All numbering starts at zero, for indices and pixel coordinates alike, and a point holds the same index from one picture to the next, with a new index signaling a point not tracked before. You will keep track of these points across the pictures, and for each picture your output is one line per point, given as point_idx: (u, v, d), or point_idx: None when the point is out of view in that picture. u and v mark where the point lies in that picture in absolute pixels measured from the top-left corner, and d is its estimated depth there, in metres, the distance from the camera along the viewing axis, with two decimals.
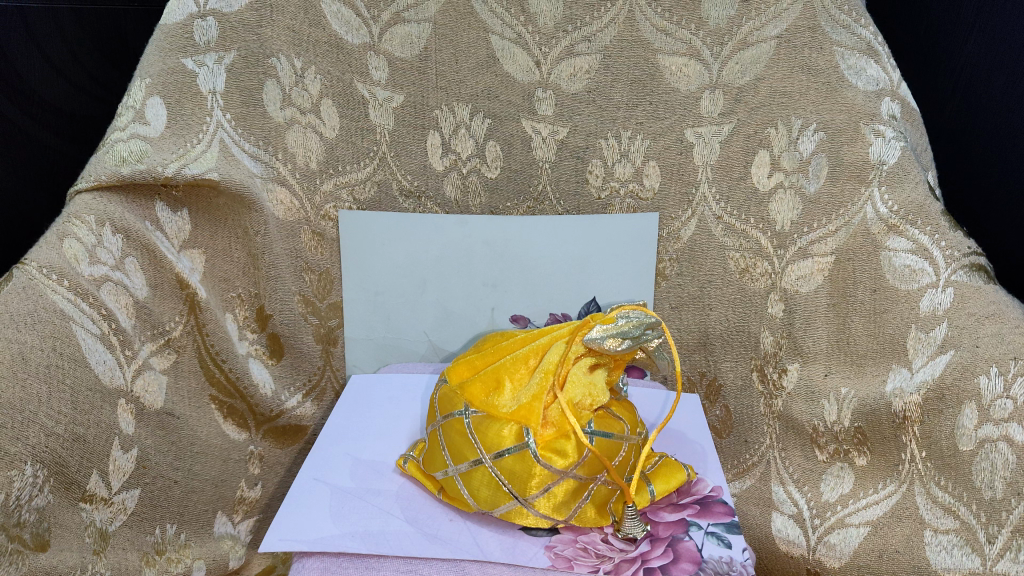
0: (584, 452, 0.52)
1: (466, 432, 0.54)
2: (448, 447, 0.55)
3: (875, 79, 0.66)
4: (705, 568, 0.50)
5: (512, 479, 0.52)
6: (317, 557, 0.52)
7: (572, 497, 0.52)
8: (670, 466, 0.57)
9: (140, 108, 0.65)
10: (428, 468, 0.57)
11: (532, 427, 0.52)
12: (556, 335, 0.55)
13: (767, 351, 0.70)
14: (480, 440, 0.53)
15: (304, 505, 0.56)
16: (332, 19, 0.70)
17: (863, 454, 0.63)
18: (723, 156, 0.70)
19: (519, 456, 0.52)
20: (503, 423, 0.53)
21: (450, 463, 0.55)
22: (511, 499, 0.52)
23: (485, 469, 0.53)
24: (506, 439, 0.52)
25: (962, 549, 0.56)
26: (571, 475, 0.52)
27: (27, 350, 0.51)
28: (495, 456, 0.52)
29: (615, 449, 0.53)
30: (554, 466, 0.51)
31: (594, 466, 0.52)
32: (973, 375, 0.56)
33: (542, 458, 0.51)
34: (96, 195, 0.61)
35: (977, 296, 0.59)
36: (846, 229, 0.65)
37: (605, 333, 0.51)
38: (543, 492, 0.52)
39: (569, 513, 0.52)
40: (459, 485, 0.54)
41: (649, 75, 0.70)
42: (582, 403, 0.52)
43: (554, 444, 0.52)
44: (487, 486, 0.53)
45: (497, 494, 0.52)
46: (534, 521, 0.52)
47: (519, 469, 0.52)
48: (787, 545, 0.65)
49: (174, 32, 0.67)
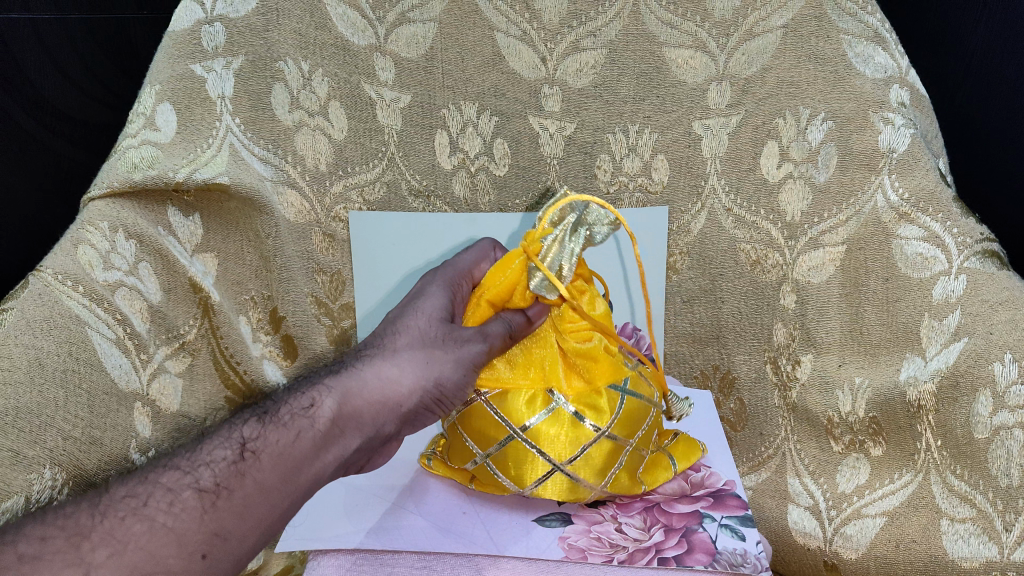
0: (615, 407, 0.54)
1: (489, 410, 0.54)
2: (472, 432, 0.55)
3: (883, 67, 0.65)
4: (719, 559, 0.50)
5: (547, 450, 0.52)
6: (333, 554, 0.51)
7: (611, 460, 0.53)
8: (689, 442, 0.59)
9: (151, 115, 0.67)
10: (455, 461, 0.57)
11: (556, 387, 0.53)
12: (501, 282, 0.53)
13: (780, 343, 0.69)
14: (507, 413, 0.53)
15: (320, 507, 0.55)
16: (338, 21, 0.69)
17: (878, 444, 0.64)
18: (732, 147, 0.69)
19: (551, 421, 0.53)
20: (527, 392, 0.53)
21: (477, 449, 0.55)
22: (548, 469, 0.52)
23: (517, 443, 0.53)
24: (533, 408, 0.53)
25: (978, 537, 0.57)
26: (608, 434, 0.53)
27: (43, 354, 0.53)
28: (525, 429, 0.53)
29: (643, 409, 0.55)
30: (589, 423, 0.53)
31: (625, 424, 0.54)
32: (987, 361, 0.56)
33: (578, 417, 0.53)
34: (109, 202, 0.63)
35: (990, 282, 0.59)
36: (856, 218, 0.65)
37: (548, 276, 0.51)
38: (580, 455, 0.52)
39: (610, 477, 0.53)
40: (491, 469, 0.54)
41: (655, 69, 0.70)
42: (583, 339, 0.53)
43: (582, 404, 0.53)
44: (522, 461, 0.53)
45: (533, 467, 0.53)
46: (577, 492, 0.53)
47: (553, 436, 0.52)
48: (804, 537, 0.64)
49: (182, 39, 0.68)
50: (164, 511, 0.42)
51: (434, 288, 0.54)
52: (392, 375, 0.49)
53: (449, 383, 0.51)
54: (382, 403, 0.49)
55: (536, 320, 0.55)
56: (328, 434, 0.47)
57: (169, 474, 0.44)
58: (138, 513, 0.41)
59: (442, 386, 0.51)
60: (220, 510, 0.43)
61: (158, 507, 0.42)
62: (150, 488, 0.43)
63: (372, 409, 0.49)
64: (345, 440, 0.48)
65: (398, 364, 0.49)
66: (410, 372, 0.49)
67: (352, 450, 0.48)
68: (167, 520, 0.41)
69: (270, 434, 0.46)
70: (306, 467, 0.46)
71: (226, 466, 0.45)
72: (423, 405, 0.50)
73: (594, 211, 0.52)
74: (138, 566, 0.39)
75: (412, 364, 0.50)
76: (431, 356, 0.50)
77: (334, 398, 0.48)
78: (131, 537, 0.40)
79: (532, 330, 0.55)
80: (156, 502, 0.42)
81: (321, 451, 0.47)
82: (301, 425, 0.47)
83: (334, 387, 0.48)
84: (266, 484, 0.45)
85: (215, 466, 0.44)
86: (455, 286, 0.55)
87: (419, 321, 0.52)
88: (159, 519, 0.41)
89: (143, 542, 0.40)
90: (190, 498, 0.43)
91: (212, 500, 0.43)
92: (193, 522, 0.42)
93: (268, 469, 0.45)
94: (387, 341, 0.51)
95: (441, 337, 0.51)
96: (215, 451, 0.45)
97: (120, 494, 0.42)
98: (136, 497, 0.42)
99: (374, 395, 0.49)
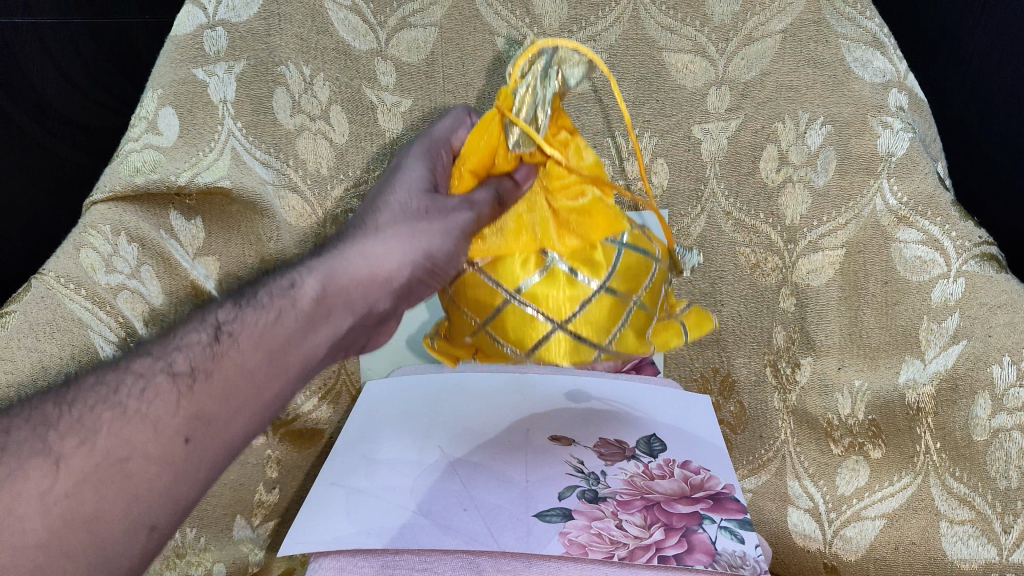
0: (611, 262, 0.57)
1: (486, 279, 0.57)
2: (472, 306, 0.59)
3: (881, 71, 0.66)
4: (718, 561, 0.48)
5: (547, 311, 0.56)
6: (334, 556, 0.49)
7: (610, 316, 0.57)
8: (695, 324, 0.65)
9: (153, 118, 0.67)
10: (459, 332, 0.62)
11: (548, 247, 0.56)
12: (481, 148, 0.53)
13: (779, 346, 0.70)
14: (504, 279, 0.57)
15: (322, 509, 0.53)
16: (338, 26, 0.70)
17: (877, 447, 0.64)
18: (731, 151, 0.70)
19: (548, 281, 0.56)
20: (522, 256, 0.57)
21: (477, 319, 0.59)
22: (547, 327, 0.57)
23: (515, 306, 0.57)
24: (529, 269, 0.56)
25: (977, 539, 0.59)
26: (606, 289, 0.57)
27: (46, 358, 0.54)
28: (523, 290, 0.56)
29: (637, 261, 0.58)
30: (585, 279, 0.56)
31: (620, 276, 0.57)
32: (987, 364, 0.57)
33: (571, 271, 0.56)
34: (112, 205, 0.63)
35: (989, 286, 0.59)
36: (855, 222, 0.65)
37: (524, 130, 0.51)
38: (576, 310, 0.56)
39: (610, 336, 0.58)
40: (492, 337, 0.59)
41: (655, 74, 0.70)
42: (573, 196, 0.57)
43: (577, 260, 0.56)
44: (521, 322, 0.57)
45: (532, 327, 0.57)
46: (580, 353, 0.57)
47: (551, 296, 0.56)
48: (804, 540, 0.67)
49: (184, 43, 0.68)
50: (136, 398, 0.38)
51: (414, 161, 0.53)
52: (378, 253, 0.46)
53: (440, 257, 0.49)
54: (373, 280, 0.45)
55: (524, 184, 0.56)
56: (313, 315, 0.43)
57: (138, 361, 0.40)
58: (107, 401, 0.38)
59: (434, 257, 0.48)
60: (197, 394, 0.39)
61: (128, 395, 0.38)
62: (120, 375, 0.39)
63: (360, 285, 0.45)
64: (334, 321, 0.44)
65: (384, 241, 0.46)
66: (399, 243, 0.47)
67: (342, 330, 0.44)
68: (140, 406, 0.38)
69: (247, 316, 0.42)
70: (293, 347, 0.42)
71: (201, 350, 0.40)
72: (416, 279, 0.48)
73: (563, 53, 0.51)
74: (113, 452, 0.36)
75: (398, 240, 0.47)
76: (416, 229, 0.48)
77: (317, 279, 0.44)
78: (103, 425, 0.37)
79: (520, 194, 0.56)
80: (127, 390, 0.38)
81: (308, 332, 0.43)
82: (281, 304, 0.43)
83: (315, 267, 0.44)
84: (247, 366, 0.41)
85: (190, 351, 0.40)
86: (431, 160, 0.54)
87: (403, 197, 0.50)
88: (131, 406, 0.38)
89: (116, 429, 0.37)
90: (164, 382, 0.39)
91: (187, 383, 0.39)
92: (167, 406, 0.38)
93: (248, 351, 0.41)
94: (370, 220, 0.48)
95: (424, 209, 0.49)
96: (187, 336, 0.41)
97: (89, 383, 0.39)
98: (104, 386, 0.38)
99: (358, 274, 0.45)
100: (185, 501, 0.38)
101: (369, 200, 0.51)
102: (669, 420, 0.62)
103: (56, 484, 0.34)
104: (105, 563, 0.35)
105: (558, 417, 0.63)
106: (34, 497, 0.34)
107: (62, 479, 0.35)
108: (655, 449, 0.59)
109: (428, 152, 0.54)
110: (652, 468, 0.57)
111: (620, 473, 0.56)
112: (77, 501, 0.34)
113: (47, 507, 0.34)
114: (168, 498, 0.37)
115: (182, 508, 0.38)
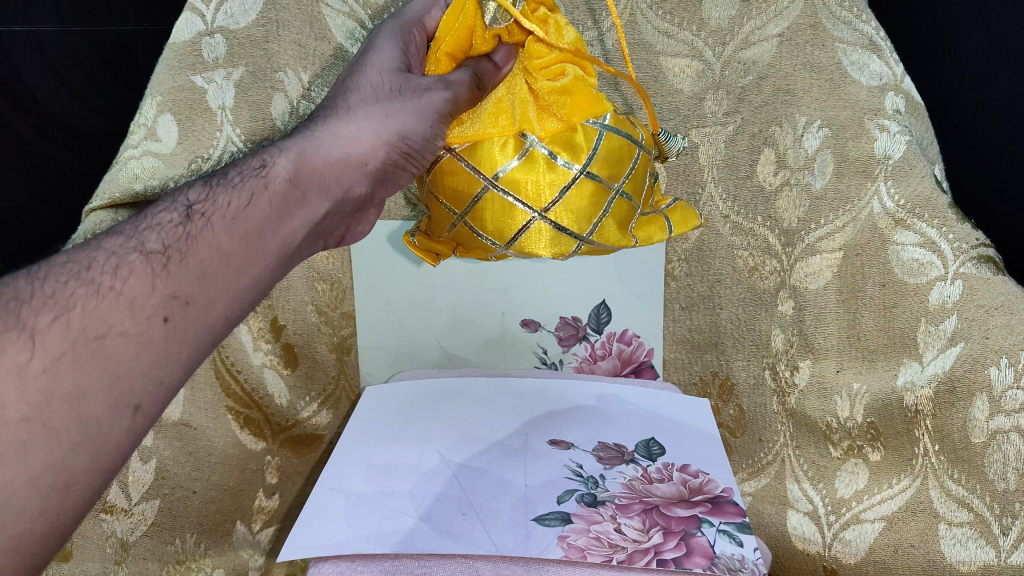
0: (591, 146, 0.54)
1: (464, 167, 0.55)
2: (451, 199, 0.57)
3: (878, 74, 0.65)
4: (717, 564, 0.48)
5: (526, 197, 0.55)
6: (333, 561, 0.49)
7: (591, 201, 0.55)
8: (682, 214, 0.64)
9: (152, 125, 0.67)
10: (439, 231, 0.61)
11: (529, 130, 0.54)
12: (456, 30, 0.53)
13: (779, 349, 0.69)
14: (483, 167, 0.55)
15: (321, 513, 0.53)
16: (337, 31, 0.69)
17: (877, 449, 0.64)
18: (729, 155, 0.70)
19: (526, 165, 0.54)
20: (502, 141, 0.54)
21: (456, 212, 0.58)
22: (528, 216, 0.55)
23: (495, 194, 0.55)
24: (507, 153, 0.54)
25: (976, 540, 0.60)
26: (587, 173, 0.54)
27: None
28: (502, 175, 0.54)
29: (621, 147, 0.56)
30: (565, 164, 0.54)
31: (604, 161, 0.55)
32: (983, 366, 0.58)
33: (553, 157, 0.54)
34: (111, 212, 0.65)
35: (985, 288, 0.59)
36: (853, 225, 0.65)
37: (500, 2, 0.50)
38: (557, 198, 0.54)
39: (589, 224, 0.56)
40: (472, 228, 0.58)
41: (652, 78, 0.70)
42: (554, 75, 0.54)
43: (556, 144, 0.54)
44: (501, 210, 0.55)
45: (513, 215, 0.55)
46: (558, 242, 0.56)
47: (530, 180, 0.54)
48: (804, 543, 0.67)
49: (183, 50, 0.68)
50: (111, 275, 0.38)
51: (388, 40, 0.54)
52: (350, 134, 0.47)
53: (415, 138, 0.50)
54: (345, 163, 0.47)
55: (503, 68, 0.55)
56: (287, 195, 0.44)
57: (112, 240, 0.40)
58: (81, 279, 0.38)
59: (408, 140, 0.49)
60: (172, 274, 0.39)
61: (102, 274, 0.38)
62: (92, 255, 0.39)
63: (332, 168, 0.46)
64: (309, 204, 0.45)
65: (355, 123, 0.48)
66: (372, 130, 0.48)
67: (318, 214, 0.46)
68: (114, 284, 0.38)
69: (220, 198, 0.43)
70: (269, 231, 0.43)
71: (174, 231, 0.41)
72: (390, 163, 0.49)
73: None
74: (89, 329, 0.36)
75: (369, 122, 0.48)
76: (388, 110, 0.49)
77: (289, 159, 0.45)
78: (76, 302, 0.36)
79: (500, 77, 0.55)
80: (101, 269, 0.38)
81: (283, 214, 0.44)
82: (253, 185, 0.44)
83: (286, 150, 0.46)
84: (222, 248, 0.41)
85: (162, 231, 0.41)
86: (406, 41, 0.54)
87: (376, 78, 0.51)
88: (106, 285, 0.38)
89: (93, 304, 0.37)
90: (136, 262, 0.39)
91: (162, 264, 0.39)
92: (142, 285, 0.38)
93: (223, 229, 0.42)
94: (342, 106, 0.49)
95: (396, 92, 0.50)
96: (159, 217, 0.42)
97: (60, 264, 0.39)
98: (77, 265, 0.38)
99: (330, 158, 0.46)
100: (168, 382, 0.38)
101: (341, 88, 0.51)
102: (669, 426, 0.62)
103: (33, 358, 0.34)
104: (91, 443, 0.35)
105: (556, 423, 0.63)
106: (11, 372, 0.33)
107: (39, 354, 0.34)
108: (653, 452, 0.59)
109: (402, 33, 0.54)
110: (650, 472, 0.57)
111: (619, 476, 0.57)
112: (57, 378, 0.34)
113: (27, 381, 0.33)
114: (150, 379, 0.37)
115: (164, 390, 0.38)
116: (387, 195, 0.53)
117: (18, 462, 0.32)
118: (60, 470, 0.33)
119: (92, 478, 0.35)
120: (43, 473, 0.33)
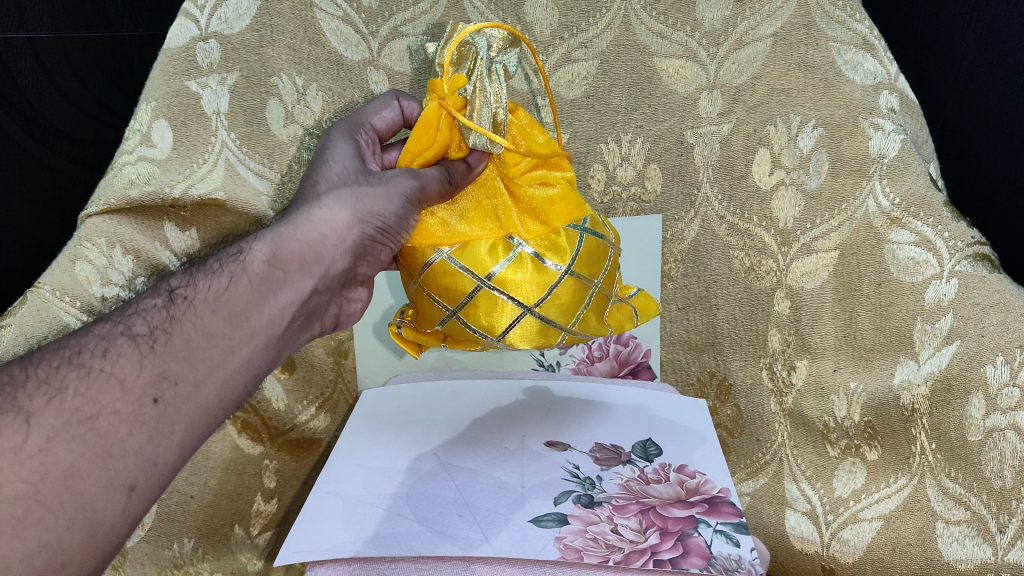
0: (574, 247, 0.52)
1: (454, 266, 0.51)
2: (437, 295, 0.52)
3: (872, 73, 0.65)
4: (714, 564, 0.47)
5: (513, 295, 0.50)
6: (329, 566, 0.49)
7: (579, 297, 0.52)
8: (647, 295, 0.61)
9: (147, 131, 0.67)
10: (426, 326, 0.55)
11: (514, 234, 0.51)
12: (433, 144, 0.52)
13: (775, 349, 0.69)
14: (472, 266, 0.51)
15: (317, 519, 0.52)
16: (331, 36, 0.70)
17: (874, 448, 0.65)
18: (724, 155, 0.70)
19: (515, 266, 0.50)
20: (486, 244, 0.51)
21: (445, 309, 0.52)
22: (517, 311, 0.50)
23: (486, 294, 0.50)
24: (496, 256, 0.51)
25: (973, 539, 0.59)
26: (573, 274, 0.51)
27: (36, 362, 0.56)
28: (490, 278, 0.50)
29: (603, 250, 0.54)
30: (553, 265, 0.51)
31: (590, 263, 0.52)
32: (979, 364, 0.58)
33: (540, 257, 0.51)
34: (107, 218, 0.64)
35: (982, 286, 0.59)
36: (848, 224, 0.65)
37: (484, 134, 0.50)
38: (547, 295, 0.50)
39: (576, 318, 0.52)
40: (463, 326, 0.52)
41: (647, 79, 0.70)
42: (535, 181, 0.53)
43: (542, 245, 0.51)
44: (491, 307, 0.51)
45: (501, 312, 0.51)
46: (548, 338, 0.51)
47: (520, 279, 0.50)
48: (802, 542, 0.67)
49: (176, 55, 0.68)
50: (99, 358, 0.37)
51: (339, 140, 0.55)
52: (324, 216, 0.46)
53: (390, 217, 0.48)
54: (322, 244, 0.45)
55: (479, 166, 0.53)
56: (267, 276, 0.42)
57: (101, 325, 0.39)
58: (72, 362, 0.36)
59: (385, 218, 0.48)
60: (160, 354, 0.38)
61: (92, 356, 0.37)
62: (83, 339, 0.38)
63: (309, 250, 0.45)
64: (293, 283, 0.43)
65: (328, 206, 0.46)
66: (347, 211, 0.47)
67: (303, 292, 0.44)
68: (104, 366, 0.36)
69: (201, 281, 0.41)
70: (253, 311, 0.41)
71: (159, 314, 0.39)
72: (368, 239, 0.47)
73: (489, 37, 0.51)
74: (82, 409, 0.35)
75: (342, 203, 0.47)
76: (360, 194, 0.48)
77: (266, 245, 0.43)
78: (68, 384, 0.35)
79: (473, 177, 0.53)
80: (91, 352, 0.37)
81: (264, 294, 0.42)
82: (233, 269, 0.42)
83: (264, 236, 0.44)
84: (207, 328, 0.40)
85: (147, 314, 0.39)
86: (353, 138, 0.56)
87: (340, 171, 0.51)
88: (96, 366, 0.36)
89: (83, 388, 0.35)
90: (125, 344, 0.37)
91: (149, 345, 0.38)
92: (131, 366, 0.37)
93: (206, 312, 0.40)
94: (312, 193, 0.49)
95: (362, 180, 0.50)
96: (142, 301, 0.40)
97: (52, 347, 0.37)
98: (67, 348, 0.37)
99: (308, 239, 0.45)
100: (163, 464, 0.37)
101: (311, 178, 0.51)
102: (665, 428, 0.62)
103: (29, 438, 0.33)
104: (86, 522, 0.33)
105: (553, 424, 0.63)
106: (7, 453, 0.32)
107: (34, 434, 0.33)
108: (650, 454, 0.59)
109: (348, 131, 0.56)
110: (647, 473, 0.57)
111: (615, 477, 0.56)
112: (52, 457, 0.33)
113: (22, 461, 0.32)
114: (145, 459, 0.36)
115: (164, 471, 0.37)
116: (371, 271, 0.51)
117: (13, 540, 0.31)
118: (56, 548, 0.32)
119: (89, 558, 0.34)
120: (38, 552, 0.32)
